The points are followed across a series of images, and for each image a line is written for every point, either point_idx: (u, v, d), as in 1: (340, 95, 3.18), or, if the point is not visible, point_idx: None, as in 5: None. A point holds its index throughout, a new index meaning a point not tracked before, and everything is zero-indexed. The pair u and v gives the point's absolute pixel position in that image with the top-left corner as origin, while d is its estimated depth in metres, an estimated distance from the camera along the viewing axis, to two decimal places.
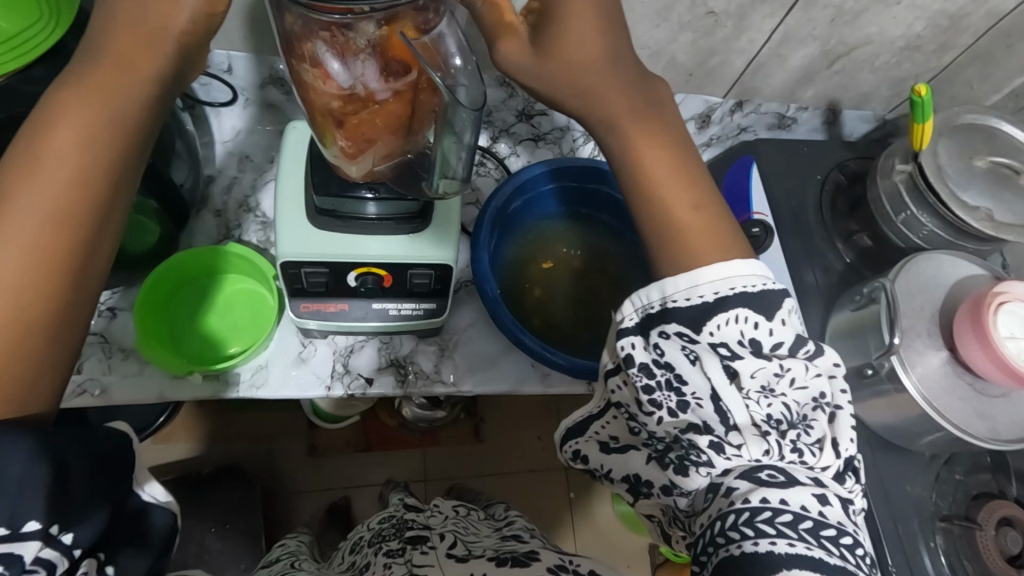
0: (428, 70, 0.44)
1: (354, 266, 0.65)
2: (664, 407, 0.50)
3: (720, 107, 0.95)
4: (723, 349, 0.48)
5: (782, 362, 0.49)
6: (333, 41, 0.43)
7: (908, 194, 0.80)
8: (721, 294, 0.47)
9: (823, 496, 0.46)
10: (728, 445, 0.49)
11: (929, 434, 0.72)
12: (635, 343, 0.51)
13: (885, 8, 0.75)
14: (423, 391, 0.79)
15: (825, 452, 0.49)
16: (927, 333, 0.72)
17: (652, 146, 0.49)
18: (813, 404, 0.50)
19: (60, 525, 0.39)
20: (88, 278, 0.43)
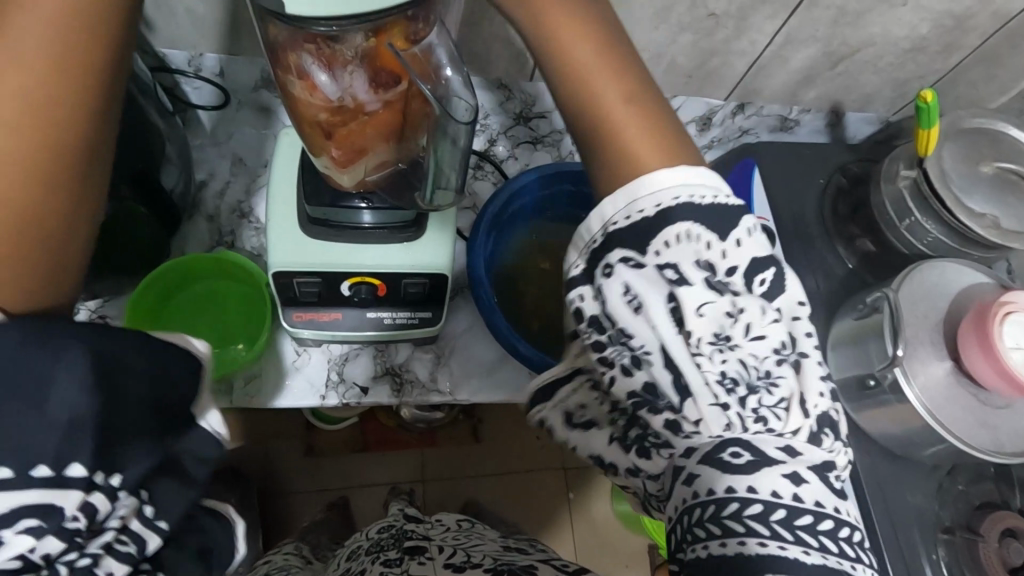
0: (419, 83, 0.43)
1: (348, 275, 0.64)
2: (616, 364, 0.50)
3: (720, 110, 0.94)
4: (670, 271, 0.47)
5: (734, 299, 0.48)
6: (319, 52, 0.41)
7: (912, 200, 0.78)
8: (664, 206, 0.46)
9: (795, 476, 0.46)
10: (685, 422, 0.48)
11: (933, 445, 0.71)
12: (584, 294, 0.50)
13: (889, 9, 0.73)
14: (418, 400, 0.78)
15: (792, 412, 0.47)
16: (930, 342, 0.71)
17: (612, 79, 0.47)
18: (777, 357, 0.48)
19: (104, 471, 0.37)
20: (52, 225, 0.39)
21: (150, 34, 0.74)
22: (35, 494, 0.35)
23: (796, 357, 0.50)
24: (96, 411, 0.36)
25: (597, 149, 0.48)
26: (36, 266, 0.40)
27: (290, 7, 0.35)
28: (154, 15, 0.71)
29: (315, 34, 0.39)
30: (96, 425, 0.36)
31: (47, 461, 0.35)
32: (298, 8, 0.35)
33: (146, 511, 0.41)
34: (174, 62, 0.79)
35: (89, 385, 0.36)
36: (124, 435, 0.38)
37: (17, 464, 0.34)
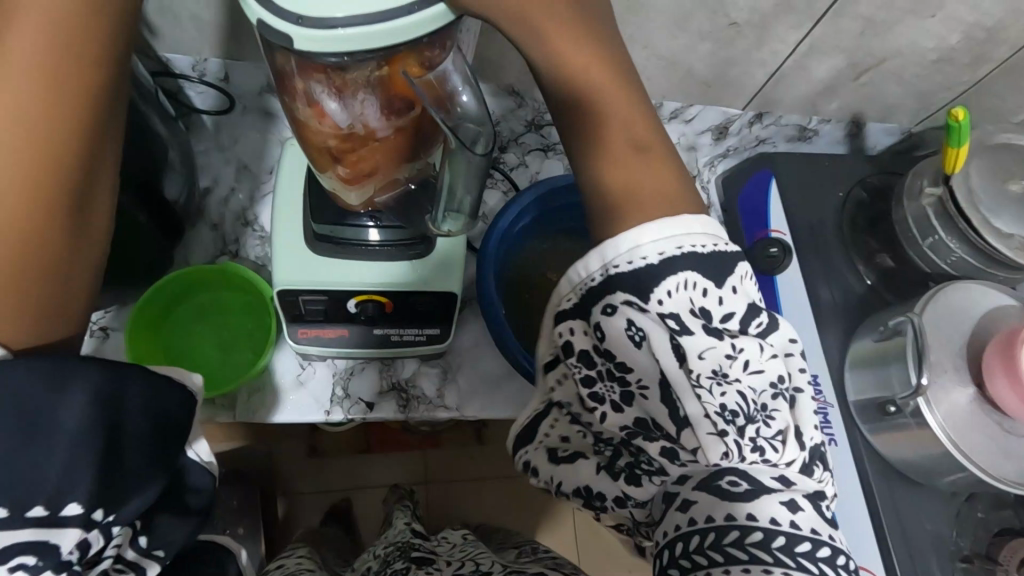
0: (433, 112, 0.41)
1: (355, 294, 0.62)
2: (607, 400, 0.49)
3: (738, 119, 0.91)
4: (672, 321, 0.45)
5: (733, 341, 0.46)
6: (330, 80, 0.39)
7: (936, 218, 0.76)
8: (667, 255, 0.45)
9: (793, 503, 0.45)
10: (682, 450, 0.47)
11: (954, 473, 0.69)
12: (574, 327, 0.49)
13: (917, 20, 0.71)
14: (425, 416, 0.76)
15: (787, 445, 0.46)
16: (954, 369, 0.69)
17: (612, 103, 0.45)
18: (773, 392, 0.47)
19: (102, 509, 0.38)
20: (56, 255, 0.39)
21: (154, 38, 0.72)
22: (31, 533, 0.36)
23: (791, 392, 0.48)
24: (96, 433, 0.37)
25: (592, 167, 0.47)
26: (38, 289, 0.39)
27: (300, 44, 0.34)
28: (158, 20, 0.69)
29: (327, 65, 0.37)
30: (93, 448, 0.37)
31: (41, 502, 0.36)
32: (308, 45, 0.35)
33: (140, 541, 0.43)
34: (178, 67, 0.76)
35: (92, 412, 0.37)
36: (126, 470, 0.39)
37: (12, 504, 0.35)
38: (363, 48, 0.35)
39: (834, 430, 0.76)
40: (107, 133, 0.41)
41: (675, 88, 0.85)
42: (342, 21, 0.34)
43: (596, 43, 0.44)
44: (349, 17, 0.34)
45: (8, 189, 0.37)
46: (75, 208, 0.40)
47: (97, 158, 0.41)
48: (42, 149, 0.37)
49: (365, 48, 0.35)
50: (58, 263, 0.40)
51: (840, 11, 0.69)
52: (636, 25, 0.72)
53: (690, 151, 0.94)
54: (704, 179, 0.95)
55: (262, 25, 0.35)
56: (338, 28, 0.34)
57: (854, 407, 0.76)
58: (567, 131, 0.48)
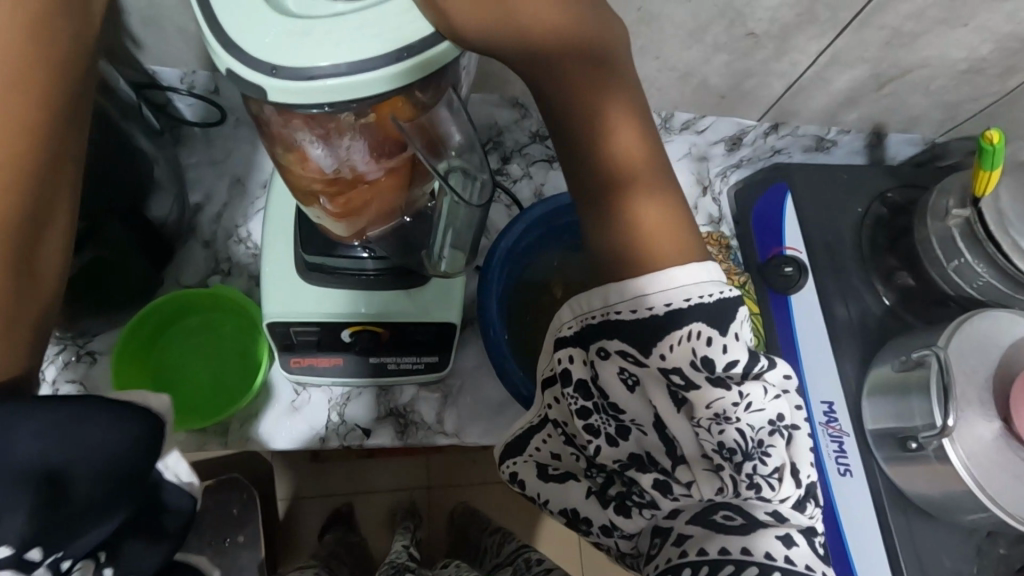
0: (426, 161, 0.38)
1: (348, 324, 0.59)
2: (601, 433, 0.46)
3: (753, 130, 0.87)
4: (676, 376, 0.42)
5: (740, 387, 0.42)
6: (313, 128, 0.36)
7: (963, 240, 0.72)
8: (674, 307, 0.41)
9: (788, 537, 0.41)
10: (676, 483, 0.44)
11: (976, 512, 0.65)
12: (573, 355, 0.46)
13: (947, 30, 0.66)
14: (424, 442, 0.73)
15: (785, 483, 0.41)
16: (978, 403, 0.65)
17: (602, 84, 0.39)
18: (770, 427, 0.43)
19: (39, 549, 0.34)
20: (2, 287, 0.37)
21: (139, 50, 0.68)
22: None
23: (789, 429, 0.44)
24: (41, 463, 0.34)
25: (583, 157, 0.41)
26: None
27: (278, 96, 0.32)
28: (144, 32, 0.65)
29: (309, 115, 0.35)
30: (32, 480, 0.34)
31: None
32: (287, 97, 0.32)
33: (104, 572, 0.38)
34: (165, 80, 0.72)
35: (39, 439, 0.34)
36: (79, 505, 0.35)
37: None
38: (348, 98, 0.33)
39: (849, 461, 0.73)
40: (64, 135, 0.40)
41: (687, 99, 0.81)
42: (325, 69, 0.31)
43: (582, 18, 0.37)
44: (331, 66, 0.31)
45: None
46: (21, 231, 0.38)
47: (56, 160, 0.40)
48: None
49: (349, 98, 0.33)
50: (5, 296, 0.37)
51: (865, 21, 0.65)
52: (648, 36, 0.68)
53: (701, 162, 0.90)
54: (716, 190, 0.91)
55: (235, 75, 0.32)
56: (320, 79, 0.32)
57: (870, 436, 0.73)
58: (549, 113, 0.41)
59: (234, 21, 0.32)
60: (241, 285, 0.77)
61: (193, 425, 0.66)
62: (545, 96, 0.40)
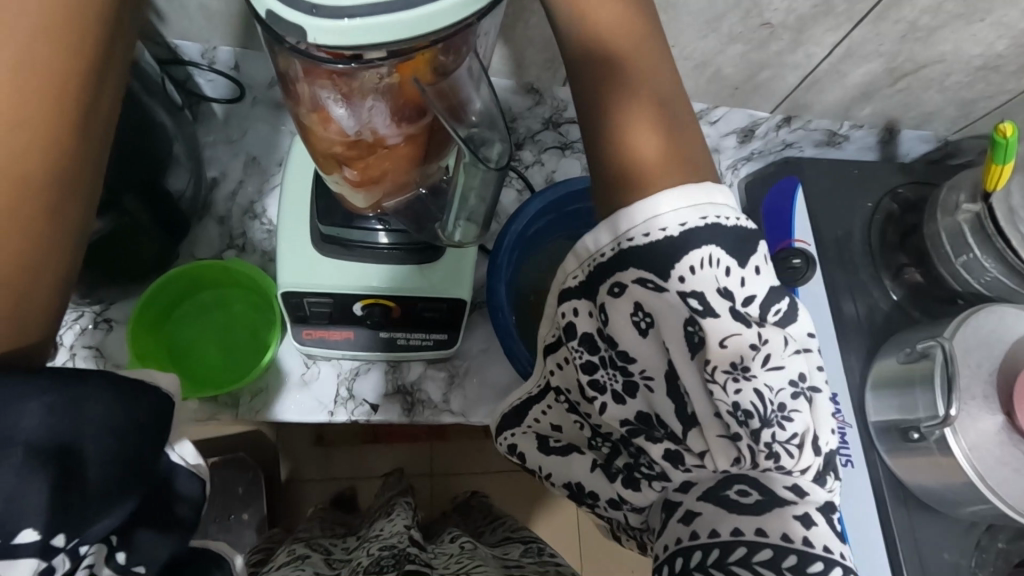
0: (447, 123, 0.39)
1: (361, 297, 0.60)
2: (608, 390, 0.47)
3: (765, 123, 0.87)
4: (694, 301, 0.42)
5: (760, 331, 0.42)
6: (338, 86, 0.37)
7: (973, 235, 0.73)
8: (689, 226, 0.41)
9: (807, 517, 0.41)
10: (688, 454, 0.45)
11: (976, 503, 0.65)
12: (577, 308, 0.47)
13: (964, 25, 0.66)
14: (429, 420, 0.74)
15: (804, 452, 0.42)
16: (982, 396, 0.66)
17: (645, 90, 0.43)
18: (793, 391, 0.42)
19: (64, 535, 0.33)
20: (45, 275, 0.37)
21: (162, 26, 0.69)
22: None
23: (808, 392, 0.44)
24: (54, 440, 0.33)
25: (612, 153, 0.43)
26: (34, 286, 0.37)
27: (309, 36, 0.32)
28: (168, 8, 0.66)
29: (336, 71, 0.36)
30: (52, 451, 0.33)
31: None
32: (317, 38, 0.32)
33: (117, 558, 0.38)
34: (187, 54, 0.73)
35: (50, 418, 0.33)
36: (97, 485, 0.35)
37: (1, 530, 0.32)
38: (378, 41, 0.33)
39: (851, 452, 0.73)
40: (97, 118, 0.40)
41: (701, 90, 0.82)
42: (356, 9, 0.31)
43: (633, 27, 0.44)
44: (363, 6, 0.31)
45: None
46: (58, 218, 0.38)
47: (87, 144, 0.39)
48: (19, 194, 0.35)
49: (380, 40, 0.32)
50: (49, 279, 0.38)
51: (881, 14, 0.65)
52: (665, 24, 0.68)
53: (712, 154, 0.90)
54: (728, 183, 0.92)
55: (272, 17, 0.32)
56: (351, 20, 0.31)
57: (873, 428, 0.73)
58: (585, 110, 0.44)
59: None
60: (255, 261, 0.78)
61: (200, 392, 0.67)
62: (584, 92, 0.44)
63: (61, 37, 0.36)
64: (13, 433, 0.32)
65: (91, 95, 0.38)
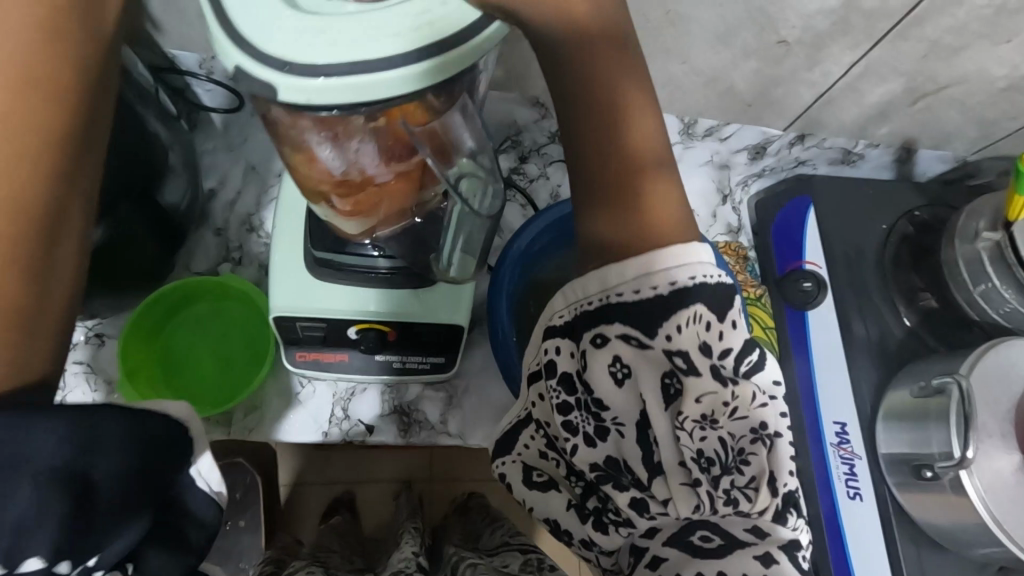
0: (433, 166, 0.39)
1: (355, 322, 0.58)
2: (580, 432, 0.45)
3: (778, 140, 0.84)
4: (679, 359, 0.41)
5: (734, 388, 0.41)
6: (323, 129, 0.36)
7: (992, 264, 0.69)
8: (680, 284, 0.40)
9: (768, 557, 0.40)
10: (653, 502, 0.44)
11: (988, 546, 0.63)
12: (560, 347, 0.45)
13: (989, 46, 0.63)
14: (427, 442, 0.73)
15: (761, 493, 0.41)
16: (999, 435, 0.63)
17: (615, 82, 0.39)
18: (752, 436, 0.42)
19: (69, 561, 0.35)
20: (42, 298, 0.38)
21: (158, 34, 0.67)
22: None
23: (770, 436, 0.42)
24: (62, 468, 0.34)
25: (586, 156, 0.40)
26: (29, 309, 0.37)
27: (284, 94, 0.32)
28: (164, 16, 0.64)
29: (321, 119, 0.35)
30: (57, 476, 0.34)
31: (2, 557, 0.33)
32: (294, 95, 0.32)
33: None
34: (185, 64, 0.71)
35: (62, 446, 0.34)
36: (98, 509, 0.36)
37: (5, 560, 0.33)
38: (355, 99, 0.32)
39: (860, 485, 0.72)
40: (82, 149, 0.41)
41: (711, 105, 0.79)
42: (331, 67, 0.31)
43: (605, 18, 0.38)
44: (340, 66, 0.31)
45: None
46: (38, 241, 0.38)
47: (73, 181, 0.40)
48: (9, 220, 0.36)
49: (356, 99, 0.32)
50: (46, 303, 0.39)
51: (903, 33, 0.62)
52: (676, 37, 0.66)
53: (722, 170, 0.88)
54: (736, 200, 0.89)
55: (246, 75, 0.32)
56: (327, 79, 0.31)
57: (883, 460, 0.71)
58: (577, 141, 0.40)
59: (248, 20, 0.32)
60: (251, 274, 0.77)
61: (199, 412, 0.66)
62: (571, 120, 0.39)
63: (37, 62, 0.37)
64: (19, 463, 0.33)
65: (71, 129, 0.39)
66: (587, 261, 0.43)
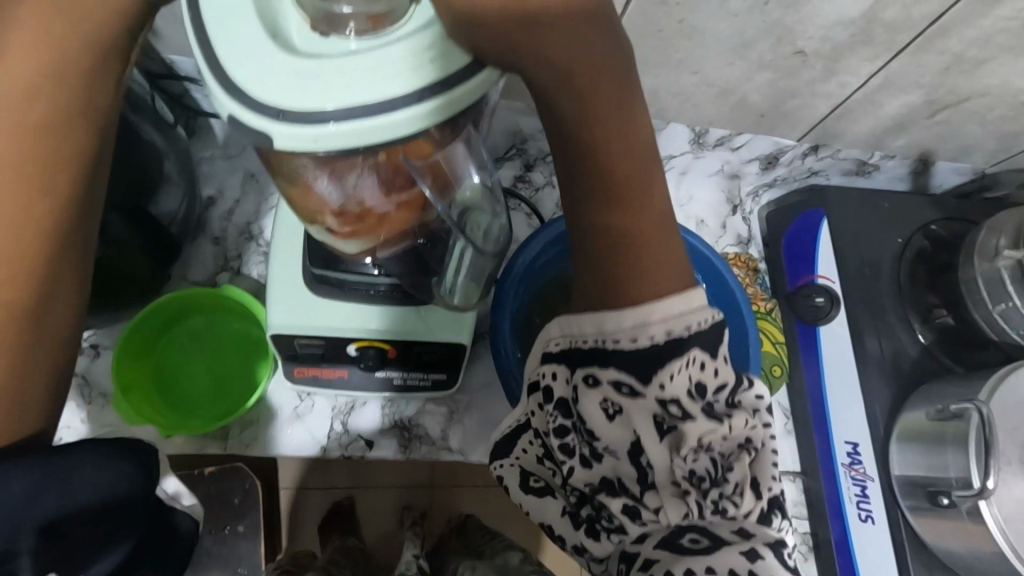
0: (434, 203, 0.39)
1: (355, 339, 0.56)
2: (576, 454, 0.43)
3: (791, 150, 0.82)
4: (674, 408, 0.40)
5: (732, 424, 0.40)
6: (320, 165, 0.33)
7: (1013, 283, 0.67)
8: (675, 335, 0.39)
9: (753, 553, 0.38)
10: (644, 510, 0.41)
11: (1005, 575, 0.61)
12: (557, 372, 0.44)
13: (1015, 58, 0.61)
14: (427, 458, 0.71)
15: (746, 497, 0.40)
16: (1019, 461, 0.61)
17: (600, 81, 0.35)
18: (737, 448, 0.41)
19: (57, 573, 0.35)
20: (44, 344, 0.39)
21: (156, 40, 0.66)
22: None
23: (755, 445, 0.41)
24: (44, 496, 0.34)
25: (576, 192, 0.39)
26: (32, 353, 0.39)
27: (284, 143, 0.30)
28: (161, 22, 0.62)
29: (321, 159, 0.33)
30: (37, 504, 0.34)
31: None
32: (290, 142, 0.30)
33: None
34: (184, 70, 0.69)
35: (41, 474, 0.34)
36: (72, 544, 0.35)
37: None
38: (359, 143, 0.31)
39: (872, 508, 0.70)
40: (91, 200, 0.40)
41: (722, 117, 0.77)
42: (331, 113, 0.30)
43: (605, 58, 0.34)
44: (341, 109, 0.30)
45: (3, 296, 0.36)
46: (40, 291, 0.38)
47: (77, 226, 0.40)
48: (15, 280, 0.37)
49: (361, 144, 0.31)
50: (44, 345, 0.39)
51: (924, 45, 0.60)
52: (689, 47, 0.64)
53: (733, 180, 0.87)
54: (746, 210, 0.88)
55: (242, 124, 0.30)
56: (331, 125, 0.30)
57: (896, 483, 0.69)
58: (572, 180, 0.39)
59: (239, 65, 0.30)
60: (249, 285, 0.75)
61: (197, 427, 0.64)
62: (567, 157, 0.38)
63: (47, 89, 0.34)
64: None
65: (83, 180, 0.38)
66: (581, 299, 0.42)
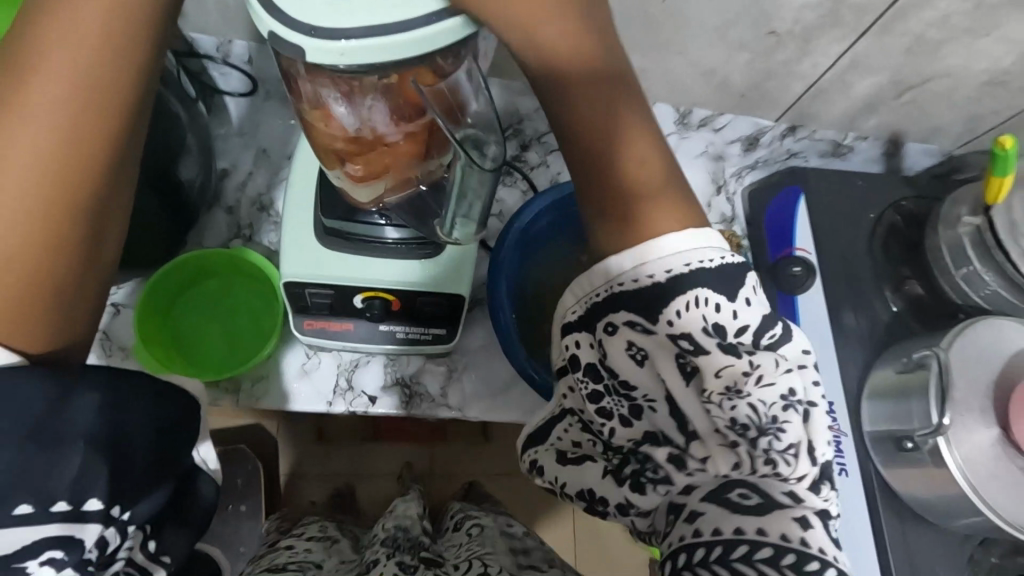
0: (442, 123, 0.42)
1: (361, 289, 0.61)
2: (614, 414, 0.46)
3: (769, 131, 0.88)
4: (686, 342, 0.43)
5: (753, 359, 0.43)
6: (339, 85, 0.39)
7: (973, 249, 0.73)
8: (675, 272, 0.42)
9: (805, 518, 0.41)
10: (690, 460, 0.43)
11: (968, 516, 0.66)
12: (580, 340, 0.46)
13: (970, 40, 0.67)
14: (427, 414, 0.75)
15: (799, 459, 0.42)
16: (979, 410, 0.65)
17: (575, 68, 0.40)
18: (784, 403, 0.42)
19: (120, 506, 0.40)
20: (74, 292, 0.40)
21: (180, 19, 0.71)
22: (24, 532, 0.36)
23: (805, 406, 0.44)
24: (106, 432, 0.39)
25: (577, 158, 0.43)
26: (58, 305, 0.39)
27: (312, 56, 0.35)
28: None
29: (339, 76, 0.38)
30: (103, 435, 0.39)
31: (65, 497, 0.37)
32: (319, 57, 0.35)
33: (149, 545, 0.44)
34: (203, 48, 0.76)
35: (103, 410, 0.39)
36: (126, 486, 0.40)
37: (37, 501, 0.36)
38: (374, 60, 0.36)
39: (846, 460, 0.73)
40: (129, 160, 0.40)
41: (706, 96, 0.83)
42: (353, 31, 0.35)
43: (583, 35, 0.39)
44: (360, 30, 0.35)
45: (32, 247, 0.36)
46: (77, 244, 0.38)
47: (117, 183, 0.40)
48: (51, 230, 0.37)
49: (377, 60, 0.36)
50: (70, 296, 0.40)
51: (887, 26, 0.66)
52: (673, 29, 0.69)
53: (717, 161, 0.89)
54: (731, 190, 0.90)
55: (277, 39, 0.35)
56: (349, 42, 0.35)
57: (867, 437, 0.73)
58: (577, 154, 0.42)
59: None
60: (261, 252, 0.80)
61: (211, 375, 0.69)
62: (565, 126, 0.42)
63: (109, 64, 0.36)
64: (65, 427, 0.38)
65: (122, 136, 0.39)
66: (597, 254, 0.45)
